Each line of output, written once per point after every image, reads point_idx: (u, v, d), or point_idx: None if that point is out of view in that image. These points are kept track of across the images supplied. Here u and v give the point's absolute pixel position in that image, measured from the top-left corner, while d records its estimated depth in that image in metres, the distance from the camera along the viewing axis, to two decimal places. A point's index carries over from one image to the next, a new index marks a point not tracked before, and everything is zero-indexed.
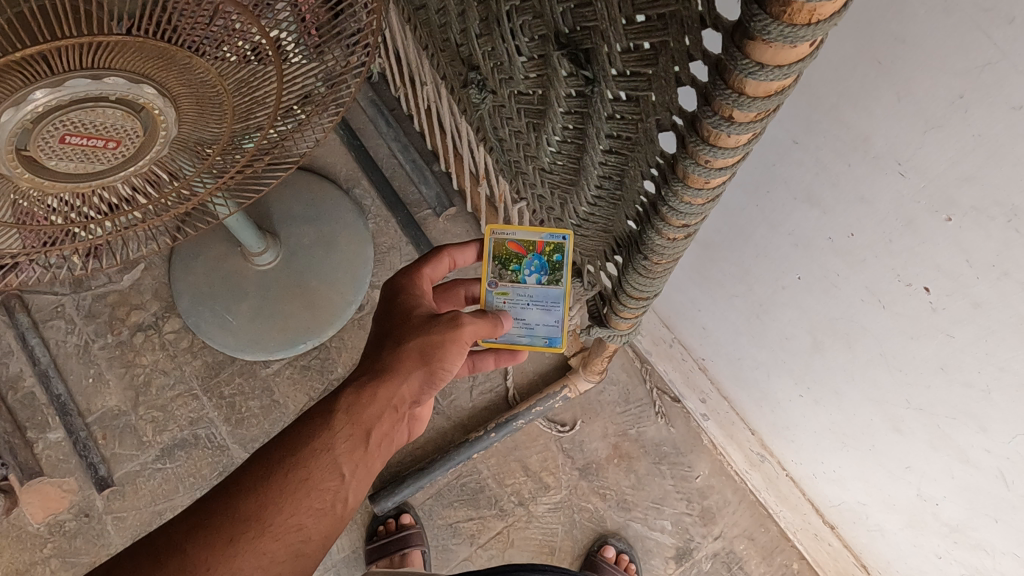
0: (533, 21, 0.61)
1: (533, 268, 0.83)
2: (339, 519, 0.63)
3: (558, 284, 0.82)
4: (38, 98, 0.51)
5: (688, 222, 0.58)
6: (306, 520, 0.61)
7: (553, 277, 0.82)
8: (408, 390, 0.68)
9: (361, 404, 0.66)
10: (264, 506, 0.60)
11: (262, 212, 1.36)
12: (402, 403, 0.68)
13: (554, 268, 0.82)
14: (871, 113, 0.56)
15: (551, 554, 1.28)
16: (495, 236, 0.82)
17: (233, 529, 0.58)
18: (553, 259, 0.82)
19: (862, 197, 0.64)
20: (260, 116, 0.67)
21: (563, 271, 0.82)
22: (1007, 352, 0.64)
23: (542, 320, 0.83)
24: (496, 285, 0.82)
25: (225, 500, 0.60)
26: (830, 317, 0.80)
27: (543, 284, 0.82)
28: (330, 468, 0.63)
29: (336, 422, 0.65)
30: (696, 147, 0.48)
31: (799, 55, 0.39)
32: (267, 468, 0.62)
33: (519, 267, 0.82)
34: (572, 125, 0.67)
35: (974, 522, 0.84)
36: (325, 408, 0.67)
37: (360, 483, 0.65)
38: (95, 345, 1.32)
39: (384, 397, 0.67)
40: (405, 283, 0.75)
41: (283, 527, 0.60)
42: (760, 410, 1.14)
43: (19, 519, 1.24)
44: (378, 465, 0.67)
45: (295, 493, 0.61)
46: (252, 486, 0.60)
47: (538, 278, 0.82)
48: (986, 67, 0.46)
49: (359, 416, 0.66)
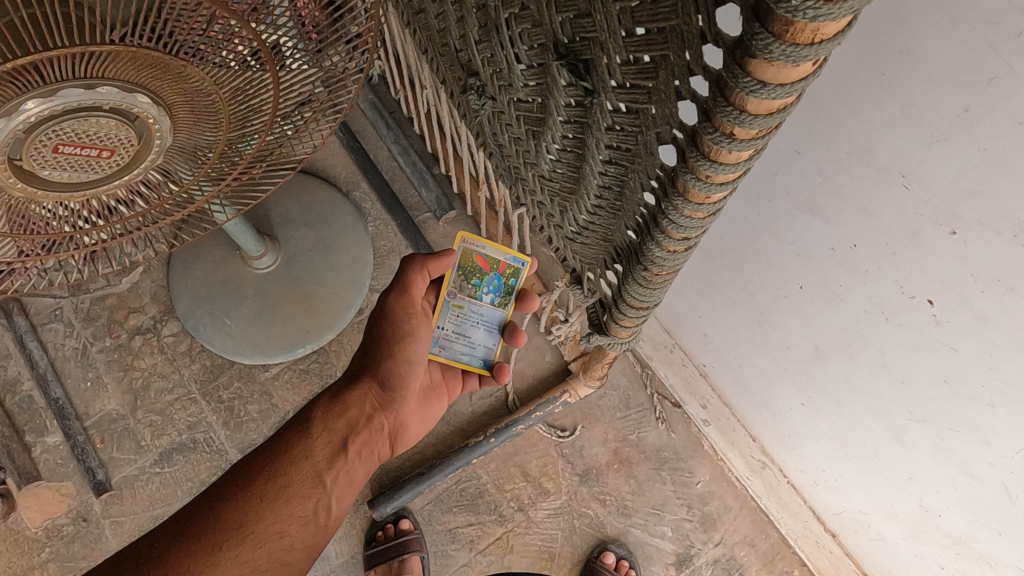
0: (533, 29, 0.60)
1: (491, 288, 0.90)
2: (323, 528, 0.66)
3: (504, 307, 0.91)
4: (30, 108, 0.50)
5: (688, 235, 0.57)
6: (289, 526, 0.64)
7: (502, 300, 0.91)
8: (375, 395, 0.76)
9: (336, 411, 0.72)
10: (246, 514, 0.62)
11: (261, 215, 1.35)
12: (373, 409, 0.75)
13: (507, 292, 0.91)
14: (875, 125, 0.55)
15: (551, 560, 1.27)
16: (466, 245, 0.86)
17: (214, 536, 0.60)
18: (509, 284, 0.90)
19: (865, 209, 0.63)
20: (257, 124, 0.67)
21: (513, 298, 0.91)
22: (1012, 366, 0.63)
23: (483, 340, 0.93)
24: (455, 296, 0.88)
25: (207, 509, 0.62)
26: (832, 326, 0.80)
27: (493, 306, 0.91)
28: (310, 475, 0.67)
29: (313, 429, 0.70)
30: (696, 162, 0.47)
31: (801, 73, 0.38)
32: (248, 478, 0.65)
33: (480, 282, 0.88)
34: (572, 135, 0.66)
35: (977, 534, 0.83)
36: (300, 420, 0.71)
37: (342, 490, 0.68)
38: (93, 348, 1.32)
39: (355, 402, 0.74)
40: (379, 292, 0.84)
41: (265, 533, 0.62)
42: (760, 417, 1.13)
43: (17, 523, 1.24)
44: (358, 473, 0.71)
45: (275, 499, 0.64)
46: (234, 495, 0.63)
47: (494, 297, 0.89)
48: (992, 81, 0.45)
49: (334, 423, 0.71)
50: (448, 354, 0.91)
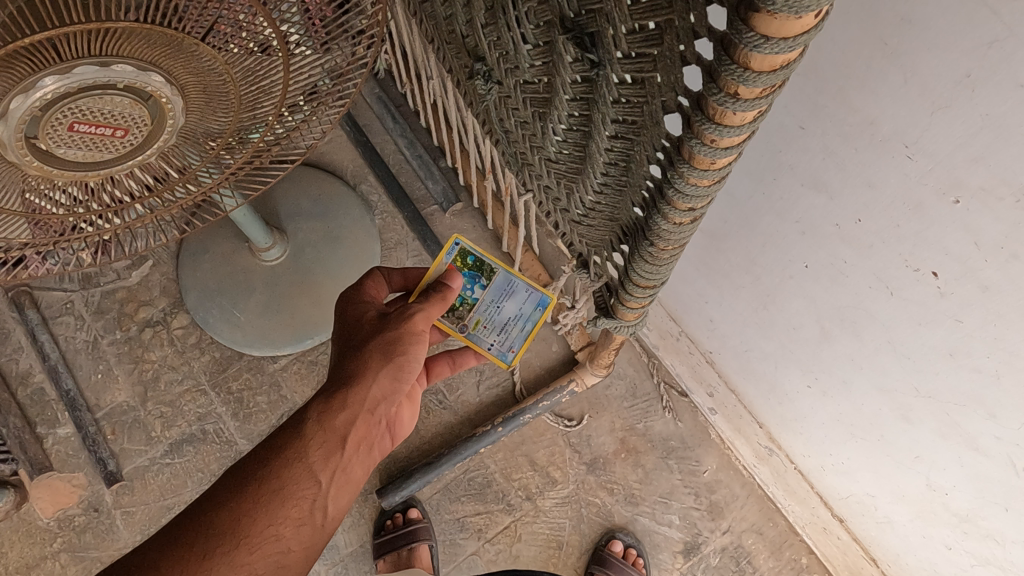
0: (539, 7, 0.61)
1: (469, 284, 0.94)
2: (320, 526, 0.66)
3: (495, 272, 0.94)
4: (48, 85, 0.51)
5: (694, 205, 0.57)
6: (285, 529, 0.63)
7: (487, 273, 0.94)
8: (378, 391, 0.71)
9: (331, 410, 0.69)
10: (239, 519, 0.62)
11: (269, 208, 1.37)
12: (374, 404, 0.71)
13: (481, 267, 0.94)
14: (878, 95, 0.56)
15: (559, 549, 1.27)
16: None
17: (208, 544, 0.60)
18: (472, 264, 0.93)
19: (868, 181, 0.63)
20: (267, 107, 0.68)
21: (486, 261, 0.94)
22: (1016, 335, 0.63)
23: (522, 303, 0.96)
24: (467, 324, 0.94)
25: (199, 516, 0.62)
26: (839, 305, 0.80)
27: (488, 286, 0.94)
28: (305, 477, 0.66)
29: (306, 430, 0.67)
30: (701, 126, 0.48)
31: (805, 26, 0.38)
32: (240, 483, 0.64)
33: (464, 297, 0.93)
34: (577, 112, 0.67)
35: (984, 511, 0.83)
36: (295, 419, 0.69)
37: (339, 488, 0.68)
38: (104, 341, 1.33)
39: (353, 400, 0.69)
40: (354, 296, 0.79)
41: (261, 537, 0.62)
42: (767, 402, 1.14)
43: (29, 514, 1.25)
44: (357, 470, 0.70)
45: (269, 503, 0.63)
46: (225, 501, 0.63)
47: (480, 284, 0.94)
48: (993, 45, 0.46)
49: (330, 423, 0.68)
50: (520, 343, 0.96)
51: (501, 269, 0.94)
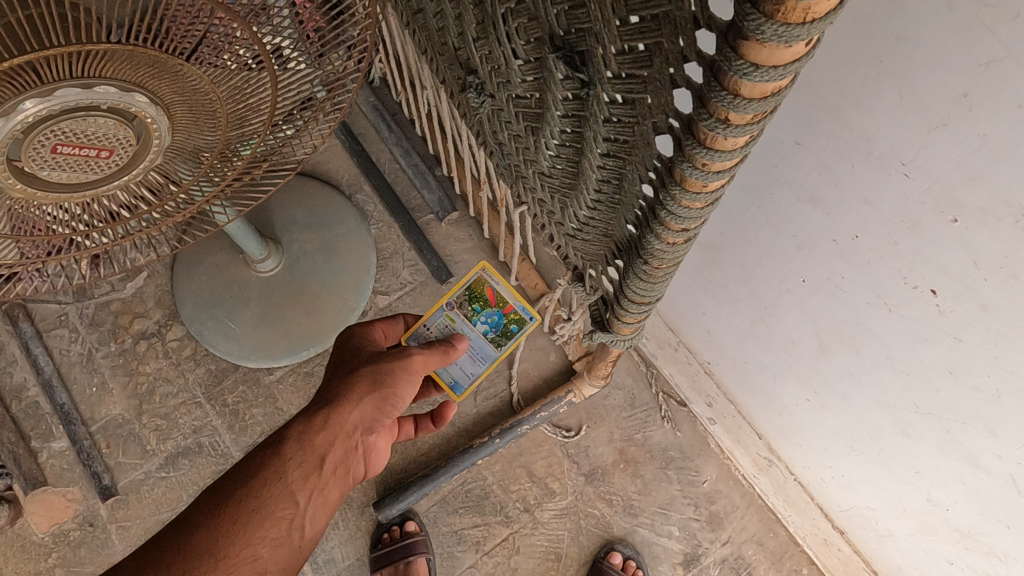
0: (528, 23, 0.60)
1: (491, 323, 1.05)
2: (298, 550, 0.64)
3: (495, 348, 1.05)
4: (28, 108, 0.50)
5: (687, 225, 0.56)
6: (262, 550, 0.61)
7: (495, 339, 1.05)
8: (360, 414, 0.71)
9: (312, 430, 0.69)
10: (218, 539, 0.60)
11: (264, 219, 1.36)
12: (353, 428, 0.70)
13: (503, 334, 1.05)
14: (873, 112, 0.55)
15: (558, 561, 1.26)
16: (483, 276, 1.04)
17: (187, 563, 0.58)
18: (508, 328, 1.05)
19: (864, 198, 0.63)
20: (256, 124, 0.67)
21: (507, 342, 1.05)
22: (1016, 355, 0.62)
23: (468, 365, 1.06)
24: (451, 309, 1.03)
25: (176, 537, 0.61)
26: (837, 319, 0.79)
27: (484, 337, 1.05)
28: (283, 496, 0.64)
29: (285, 448, 0.67)
30: (692, 149, 0.47)
31: (796, 54, 0.38)
32: (218, 504, 0.63)
33: (479, 310, 1.05)
34: (570, 129, 0.66)
35: (985, 527, 0.82)
36: (276, 438, 0.69)
37: (317, 510, 0.66)
38: (98, 354, 1.32)
39: (335, 423, 0.69)
40: (360, 334, 0.83)
41: (236, 557, 0.60)
42: (765, 413, 1.13)
43: (24, 529, 1.24)
44: (335, 492, 0.68)
45: (248, 522, 0.62)
46: (203, 521, 0.61)
47: (489, 329, 1.05)
48: (989, 65, 0.45)
49: (310, 442, 0.67)
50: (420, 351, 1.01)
51: (497, 352, 1.05)
